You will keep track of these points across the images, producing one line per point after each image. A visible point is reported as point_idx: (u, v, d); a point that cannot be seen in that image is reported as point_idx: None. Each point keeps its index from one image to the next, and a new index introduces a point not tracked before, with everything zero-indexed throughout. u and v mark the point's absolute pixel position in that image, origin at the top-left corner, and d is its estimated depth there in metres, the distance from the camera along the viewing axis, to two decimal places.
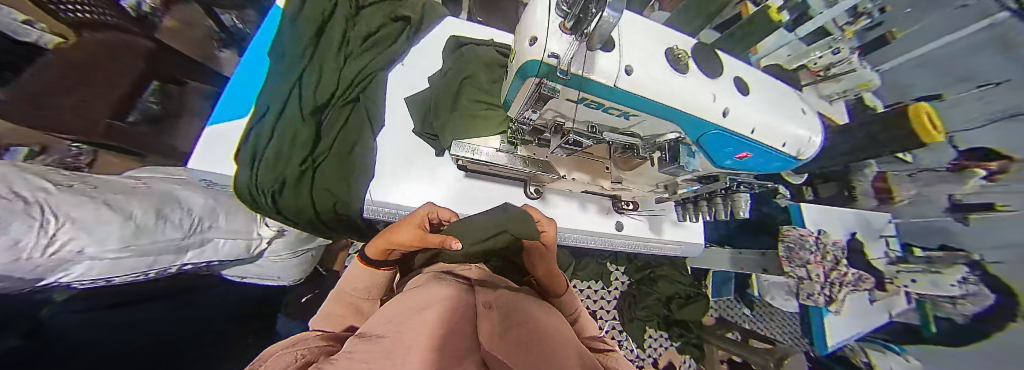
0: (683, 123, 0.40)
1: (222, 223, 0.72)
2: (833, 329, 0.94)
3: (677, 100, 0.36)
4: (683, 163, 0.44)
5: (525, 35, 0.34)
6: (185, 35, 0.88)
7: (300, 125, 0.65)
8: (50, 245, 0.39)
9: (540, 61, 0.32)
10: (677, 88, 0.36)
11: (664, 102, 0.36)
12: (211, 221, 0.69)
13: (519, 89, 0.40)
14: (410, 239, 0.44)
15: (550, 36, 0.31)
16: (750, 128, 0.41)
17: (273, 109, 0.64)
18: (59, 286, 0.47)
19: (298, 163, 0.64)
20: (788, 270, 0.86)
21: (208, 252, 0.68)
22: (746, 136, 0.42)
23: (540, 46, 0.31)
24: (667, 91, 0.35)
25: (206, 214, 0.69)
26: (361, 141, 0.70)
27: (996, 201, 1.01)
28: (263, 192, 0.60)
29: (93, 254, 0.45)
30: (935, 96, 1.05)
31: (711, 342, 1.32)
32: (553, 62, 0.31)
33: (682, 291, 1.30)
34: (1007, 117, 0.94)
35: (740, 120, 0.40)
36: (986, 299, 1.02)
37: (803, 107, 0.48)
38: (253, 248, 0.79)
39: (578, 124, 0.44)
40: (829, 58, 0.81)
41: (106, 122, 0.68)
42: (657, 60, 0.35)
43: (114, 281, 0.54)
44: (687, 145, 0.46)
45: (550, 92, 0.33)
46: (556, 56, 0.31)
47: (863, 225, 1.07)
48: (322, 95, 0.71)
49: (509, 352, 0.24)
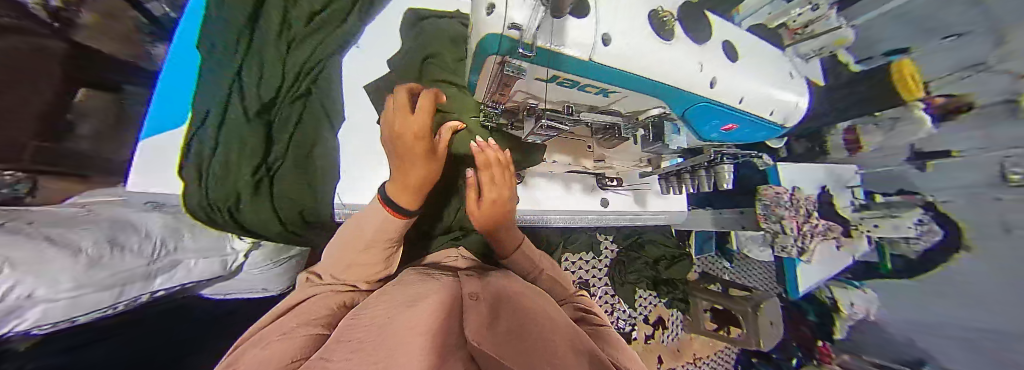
0: (669, 97, 0.37)
1: (190, 241, 0.65)
2: (805, 276, 1.03)
3: (670, 74, 0.33)
4: (670, 143, 0.48)
5: (478, 1, 0.26)
6: (110, 30, 0.75)
7: (245, 131, 0.58)
8: (9, 292, 0.31)
9: (500, 36, 0.24)
10: (662, 59, 0.32)
11: (652, 77, 0.33)
12: (176, 240, 0.62)
13: (481, 69, 0.33)
14: (424, 166, 0.44)
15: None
16: (739, 98, 0.41)
17: (211, 114, 0.56)
18: (13, 334, 0.39)
19: (251, 173, 0.59)
20: (764, 226, 0.92)
21: (181, 275, 0.63)
22: (734, 106, 0.41)
23: (498, 15, 0.24)
24: (650, 64, 0.31)
25: (168, 234, 0.62)
26: (320, 141, 0.68)
27: (953, 148, 1.09)
28: (217, 209, 0.56)
29: (49, 295, 0.36)
30: (905, 49, 1.10)
31: (696, 295, 1.42)
32: (515, 35, 0.24)
33: (668, 252, 1.36)
34: (970, 66, 1.00)
35: (727, 89, 0.39)
36: (938, 234, 1.11)
37: (790, 71, 0.48)
38: (230, 264, 0.73)
39: (552, 104, 0.40)
40: (809, 15, 0.82)
41: (34, 144, 0.59)
42: (639, 27, 0.30)
43: (78, 320, 0.47)
44: (673, 124, 0.47)
45: (517, 73, 0.28)
46: (518, 27, 0.24)
47: (832, 178, 1.13)
48: (268, 92, 0.63)
49: (496, 341, 0.23)
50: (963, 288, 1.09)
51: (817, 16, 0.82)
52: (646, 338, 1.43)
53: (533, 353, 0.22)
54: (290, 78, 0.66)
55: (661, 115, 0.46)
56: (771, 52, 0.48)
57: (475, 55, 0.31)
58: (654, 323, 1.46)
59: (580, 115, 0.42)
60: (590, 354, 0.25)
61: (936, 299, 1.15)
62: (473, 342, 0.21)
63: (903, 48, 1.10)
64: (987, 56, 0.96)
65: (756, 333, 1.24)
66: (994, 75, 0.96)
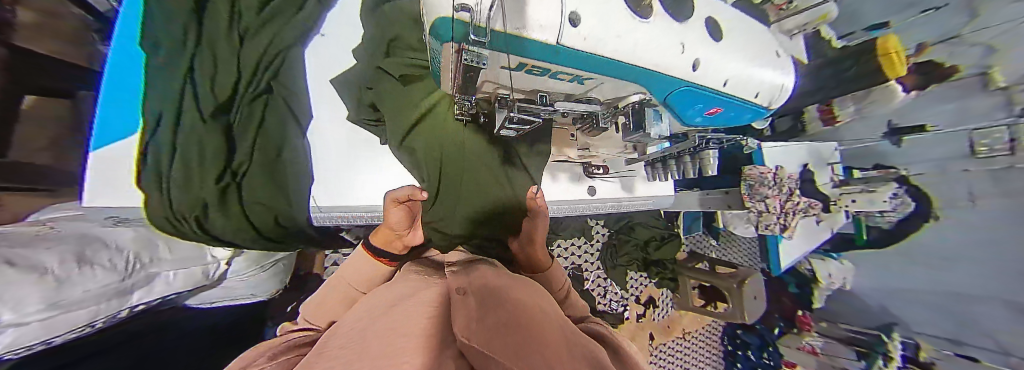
0: (649, 82, 0.36)
1: (169, 254, 0.62)
2: (786, 252, 1.07)
3: (646, 56, 0.31)
4: (650, 129, 0.46)
5: None
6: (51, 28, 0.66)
7: (204, 135, 0.54)
8: None
9: (451, 19, 0.22)
10: (638, 39, 0.30)
11: (628, 60, 0.30)
12: (151, 254, 0.58)
13: (442, 59, 0.30)
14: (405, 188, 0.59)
15: None
16: (722, 80, 0.40)
17: (165, 115, 0.52)
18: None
19: (215, 180, 0.55)
20: (749, 205, 0.94)
21: (161, 287, 0.59)
22: (718, 89, 0.40)
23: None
24: (627, 43, 0.29)
25: (142, 249, 0.57)
26: (289, 142, 0.64)
27: (925, 123, 1.11)
28: (183, 219, 0.54)
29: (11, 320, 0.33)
30: (883, 24, 1.11)
31: (684, 273, 1.48)
32: (465, 18, 0.21)
33: (657, 234, 1.40)
34: (946, 39, 1.01)
35: (710, 70, 0.38)
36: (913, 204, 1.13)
37: (776, 50, 0.47)
38: (213, 272, 0.69)
39: (524, 92, 0.38)
40: None
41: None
42: (612, 1, 0.28)
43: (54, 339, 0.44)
44: (654, 108, 0.45)
45: (477, 61, 0.25)
46: (468, 8, 0.21)
47: (813, 156, 1.15)
48: (224, 91, 0.58)
49: (484, 334, 0.20)
50: (925, 257, 1.18)
51: None
52: (638, 317, 1.49)
53: (522, 344, 0.20)
54: (246, 76, 0.61)
55: (642, 101, 0.44)
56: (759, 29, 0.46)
57: (432, 43, 0.27)
58: (645, 302, 1.52)
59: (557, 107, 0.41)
60: (588, 352, 0.22)
61: (909, 265, 1.22)
62: (460, 337, 0.20)
63: (883, 24, 1.11)
64: (960, 28, 0.98)
65: (740, 308, 1.30)
66: (969, 49, 0.98)
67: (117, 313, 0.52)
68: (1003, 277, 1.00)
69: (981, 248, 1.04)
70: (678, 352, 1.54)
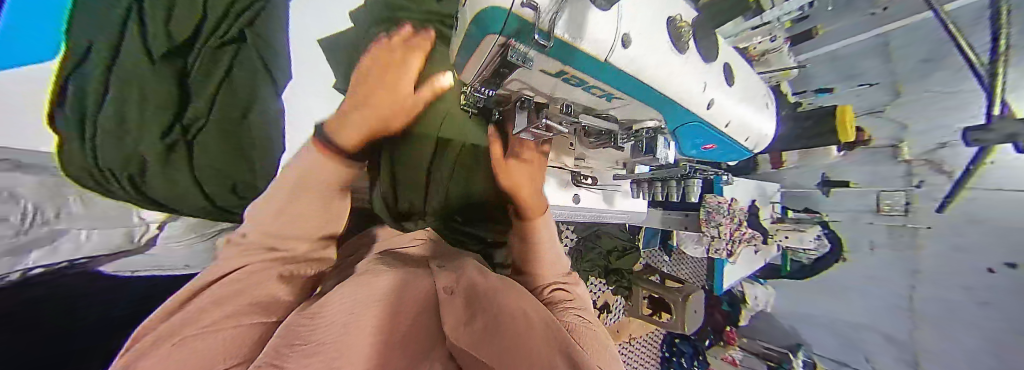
0: (669, 112, 0.39)
1: (85, 210, 0.41)
2: (727, 274, 1.22)
3: (675, 89, 0.34)
4: (660, 154, 0.49)
5: None
6: None
7: (152, 80, 0.47)
8: None
9: (507, 13, 0.20)
10: (672, 70, 0.33)
11: (658, 87, 0.33)
12: (61, 208, 0.39)
13: (474, 51, 0.28)
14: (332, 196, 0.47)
15: None
16: (727, 122, 0.46)
17: (101, 47, 0.41)
18: None
19: (160, 136, 0.48)
20: (704, 229, 1.03)
21: (71, 252, 0.41)
22: (722, 128, 0.46)
23: None
24: (660, 73, 0.31)
25: (49, 200, 0.37)
26: (262, 100, 0.62)
27: (853, 180, 1.33)
28: (113, 178, 0.44)
29: None
30: (829, 89, 1.31)
31: (638, 284, 1.59)
32: (529, 15, 0.20)
33: (620, 245, 1.49)
34: (868, 112, 1.25)
35: (718, 111, 0.43)
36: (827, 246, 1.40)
37: (767, 101, 0.54)
38: (139, 236, 0.49)
39: (548, 98, 0.38)
40: (766, 45, 0.88)
41: None
42: (654, 33, 0.30)
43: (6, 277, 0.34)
44: (665, 136, 0.48)
45: (521, 60, 0.24)
46: (531, 6, 0.20)
47: (760, 193, 1.32)
48: (182, 31, 0.51)
49: (472, 338, 0.25)
50: (833, 287, 1.44)
51: (772, 48, 0.90)
52: None
53: (509, 345, 0.24)
54: (214, 17, 0.56)
55: (656, 128, 0.47)
56: (755, 78, 0.53)
57: (470, 32, 0.25)
58: (598, 308, 1.59)
59: (580, 117, 0.42)
60: (561, 344, 0.27)
61: (817, 295, 1.50)
62: (453, 340, 0.25)
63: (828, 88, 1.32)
64: (883, 105, 1.21)
65: (681, 319, 1.45)
66: (887, 123, 1.22)
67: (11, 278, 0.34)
68: (887, 313, 1.29)
69: (874, 284, 1.31)
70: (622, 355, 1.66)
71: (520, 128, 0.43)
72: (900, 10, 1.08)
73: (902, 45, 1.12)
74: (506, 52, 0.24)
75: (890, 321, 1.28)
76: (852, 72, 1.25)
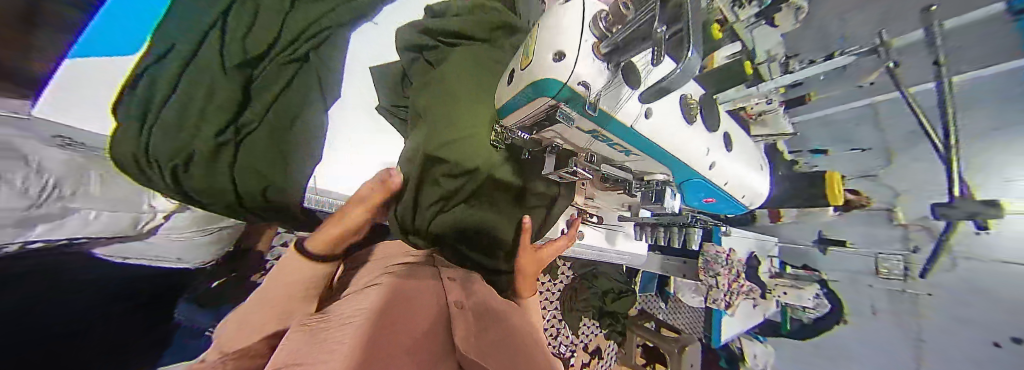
0: (679, 169, 0.43)
1: (94, 190, 0.48)
2: (727, 327, 1.19)
3: (684, 154, 0.40)
4: (665, 204, 0.48)
5: (549, 43, 0.28)
6: None
7: (218, 85, 0.56)
8: None
9: (563, 85, 0.26)
10: (683, 138, 0.38)
11: (669, 149, 0.38)
12: (75, 186, 0.44)
13: (524, 103, 0.33)
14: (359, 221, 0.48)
15: (579, 54, 0.26)
16: (726, 181, 0.50)
17: (176, 52, 0.51)
18: None
19: (214, 133, 0.55)
20: (703, 278, 1.03)
21: (76, 227, 0.45)
22: (721, 185, 0.51)
23: (566, 65, 0.26)
24: (672, 139, 0.37)
25: (68, 176, 0.43)
26: (307, 114, 0.72)
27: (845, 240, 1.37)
28: (156, 166, 0.48)
29: None
30: (824, 151, 1.26)
31: (634, 331, 1.53)
32: (581, 90, 0.27)
33: (616, 286, 1.46)
34: (860, 177, 1.28)
35: (719, 171, 0.47)
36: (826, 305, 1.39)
37: (761, 166, 0.60)
38: (143, 223, 0.56)
39: (575, 146, 0.43)
40: (763, 106, 0.93)
41: None
42: (669, 108, 0.36)
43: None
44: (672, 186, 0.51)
45: (565, 118, 0.30)
46: (583, 84, 0.27)
47: (758, 246, 1.34)
48: (255, 51, 0.62)
49: (480, 347, 0.24)
50: (839, 356, 1.37)
51: (771, 109, 0.94)
52: (583, 367, 1.46)
53: (523, 359, 0.23)
54: (285, 40, 0.68)
55: (665, 181, 0.49)
56: (751, 144, 0.58)
57: (526, 91, 0.31)
58: (591, 353, 1.50)
59: (602, 167, 0.46)
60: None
61: (819, 360, 1.44)
62: (461, 350, 0.22)
63: (823, 150, 1.27)
64: None
65: None
66: (877, 187, 1.19)
67: (9, 247, 0.36)
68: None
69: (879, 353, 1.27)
70: None
71: (549, 169, 0.45)
72: (888, 85, 0.97)
73: (890, 113, 1.04)
74: (554, 111, 0.30)
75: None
76: (847, 138, 1.19)
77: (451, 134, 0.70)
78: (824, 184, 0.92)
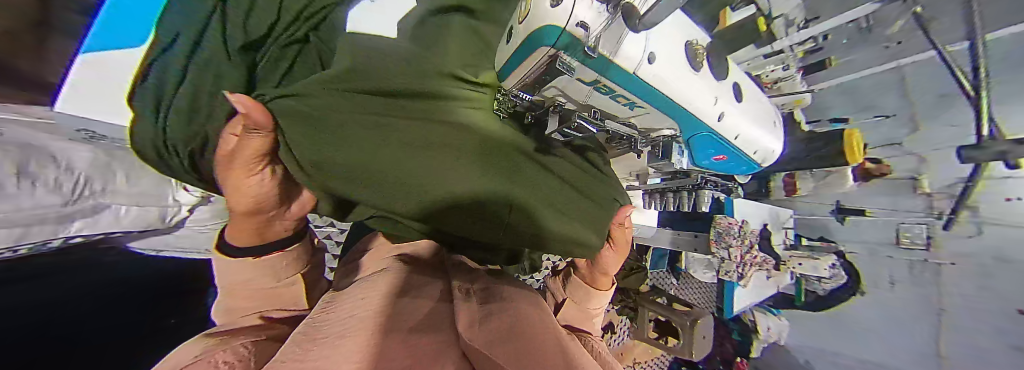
0: (685, 121, 0.42)
1: (121, 187, 0.58)
2: (738, 299, 1.19)
3: (690, 105, 0.38)
4: (675, 158, 0.51)
5: None
6: None
7: (223, 68, 0.50)
8: None
9: (563, 30, 0.23)
10: (689, 86, 0.36)
11: (675, 99, 0.36)
12: (103, 183, 0.55)
13: (524, 56, 0.30)
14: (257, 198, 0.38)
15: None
16: (736, 134, 0.48)
17: (183, 39, 0.48)
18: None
19: (221, 118, 0.51)
20: (715, 250, 1.02)
21: (109, 223, 0.55)
22: (729, 140, 0.49)
23: (568, 7, 0.23)
24: (678, 87, 0.35)
25: (97, 174, 0.54)
26: (312, 92, 0.65)
27: (868, 209, 1.32)
28: (176, 152, 0.50)
29: None
30: (846, 119, 1.31)
31: (644, 305, 1.52)
32: (580, 33, 0.23)
33: (627, 263, 1.47)
34: (888, 144, 1.27)
35: (726, 125, 0.46)
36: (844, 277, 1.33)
37: (773, 120, 0.57)
38: (170, 217, 0.67)
39: (578, 104, 0.41)
40: (778, 73, 0.91)
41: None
42: (674, 54, 0.33)
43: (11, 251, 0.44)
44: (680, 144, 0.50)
45: (567, 70, 0.27)
46: (583, 26, 0.23)
47: (773, 219, 1.30)
48: (258, 28, 0.54)
49: (489, 337, 0.26)
50: (852, 320, 1.40)
51: (787, 75, 0.94)
52: None
53: (519, 346, 0.25)
54: (287, 19, 0.57)
55: (670, 137, 0.47)
56: (764, 100, 0.56)
57: (524, 42, 0.28)
58: (603, 327, 1.55)
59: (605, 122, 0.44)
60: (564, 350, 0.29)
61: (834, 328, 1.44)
62: (467, 339, 0.24)
63: (845, 118, 1.31)
64: (903, 138, 1.23)
65: (690, 344, 1.39)
66: (902, 155, 1.23)
67: (52, 242, 0.48)
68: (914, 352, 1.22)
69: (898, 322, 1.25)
70: None
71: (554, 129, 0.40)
72: (915, 45, 1.07)
73: (916, 80, 1.15)
74: (554, 62, 0.27)
75: (918, 363, 1.21)
76: (869, 104, 1.27)
77: (403, 82, 0.50)
78: (845, 145, 0.85)
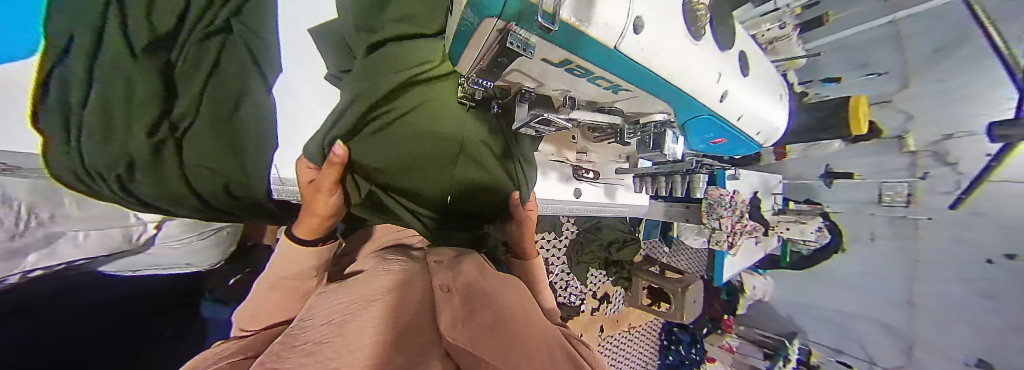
0: (678, 103, 0.37)
1: (79, 211, 0.48)
2: (727, 267, 1.23)
3: (686, 84, 0.33)
4: (668, 149, 0.48)
5: None
6: None
7: (136, 76, 0.41)
8: None
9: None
10: (685, 59, 0.31)
11: (666, 76, 0.31)
12: (54, 208, 0.45)
13: (473, 32, 0.25)
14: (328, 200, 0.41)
15: None
16: (738, 115, 0.44)
17: (77, 41, 0.36)
18: None
19: (147, 136, 0.44)
20: (706, 222, 1.03)
21: (69, 250, 0.49)
22: (733, 122, 0.45)
23: None
24: (671, 62, 0.30)
25: (41, 201, 0.44)
26: (253, 91, 0.57)
27: (856, 171, 1.34)
28: (100, 177, 0.42)
29: None
30: (836, 79, 1.29)
31: (639, 275, 1.58)
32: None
33: (620, 237, 1.49)
34: (879, 102, 1.25)
35: (728, 103, 0.41)
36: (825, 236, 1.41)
37: (780, 93, 0.52)
38: (136, 237, 0.55)
39: (551, 84, 0.35)
40: (774, 33, 0.84)
41: None
42: (666, 16, 0.27)
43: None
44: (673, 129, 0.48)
45: (521, 47, 0.22)
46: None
47: (763, 185, 1.31)
48: (165, 19, 0.44)
49: (474, 337, 0.22)
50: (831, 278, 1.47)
51: (782, 36, 0.87)
52: (592, 311, 1.58)
53: (504, 344, 0.22)
54: (200, 4, 0.48)
55: (664, 122, 0.47)
56: (770, 69, 0.50)
57: (468, 14, 0.23)
58: (599, 298, 1.60)
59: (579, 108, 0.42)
60: (561, 348, 0.26)
61: (813, 284, 1.53)
62: (448, 337, 0.21)
63: (835, 78, 1.30)
64: (893, 95, 1.21)
65: (681, 308, 1.46)
66: (895, 114, 1.22)
67: (9, 278, 0.44)
68: (892, 302, 1.30)
69: (872, 274, 1.34)
70: (622, 345, 1.69)
71: (522, 121, 0.42)
72: None
73: (914, 33, 1.10)
74: (506, 38, 0.22)
75: (893, 311, 1.31)
76: (863, 61, 1.22)
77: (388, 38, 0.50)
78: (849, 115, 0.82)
